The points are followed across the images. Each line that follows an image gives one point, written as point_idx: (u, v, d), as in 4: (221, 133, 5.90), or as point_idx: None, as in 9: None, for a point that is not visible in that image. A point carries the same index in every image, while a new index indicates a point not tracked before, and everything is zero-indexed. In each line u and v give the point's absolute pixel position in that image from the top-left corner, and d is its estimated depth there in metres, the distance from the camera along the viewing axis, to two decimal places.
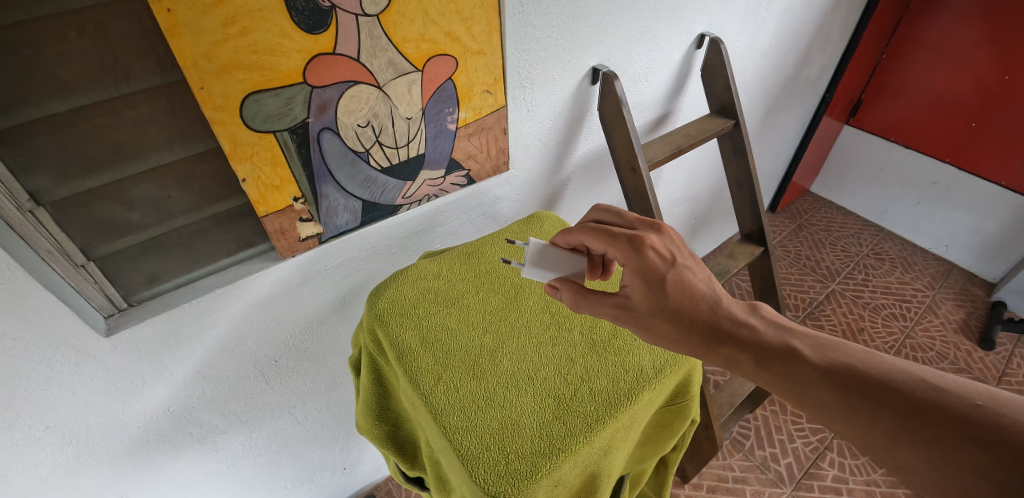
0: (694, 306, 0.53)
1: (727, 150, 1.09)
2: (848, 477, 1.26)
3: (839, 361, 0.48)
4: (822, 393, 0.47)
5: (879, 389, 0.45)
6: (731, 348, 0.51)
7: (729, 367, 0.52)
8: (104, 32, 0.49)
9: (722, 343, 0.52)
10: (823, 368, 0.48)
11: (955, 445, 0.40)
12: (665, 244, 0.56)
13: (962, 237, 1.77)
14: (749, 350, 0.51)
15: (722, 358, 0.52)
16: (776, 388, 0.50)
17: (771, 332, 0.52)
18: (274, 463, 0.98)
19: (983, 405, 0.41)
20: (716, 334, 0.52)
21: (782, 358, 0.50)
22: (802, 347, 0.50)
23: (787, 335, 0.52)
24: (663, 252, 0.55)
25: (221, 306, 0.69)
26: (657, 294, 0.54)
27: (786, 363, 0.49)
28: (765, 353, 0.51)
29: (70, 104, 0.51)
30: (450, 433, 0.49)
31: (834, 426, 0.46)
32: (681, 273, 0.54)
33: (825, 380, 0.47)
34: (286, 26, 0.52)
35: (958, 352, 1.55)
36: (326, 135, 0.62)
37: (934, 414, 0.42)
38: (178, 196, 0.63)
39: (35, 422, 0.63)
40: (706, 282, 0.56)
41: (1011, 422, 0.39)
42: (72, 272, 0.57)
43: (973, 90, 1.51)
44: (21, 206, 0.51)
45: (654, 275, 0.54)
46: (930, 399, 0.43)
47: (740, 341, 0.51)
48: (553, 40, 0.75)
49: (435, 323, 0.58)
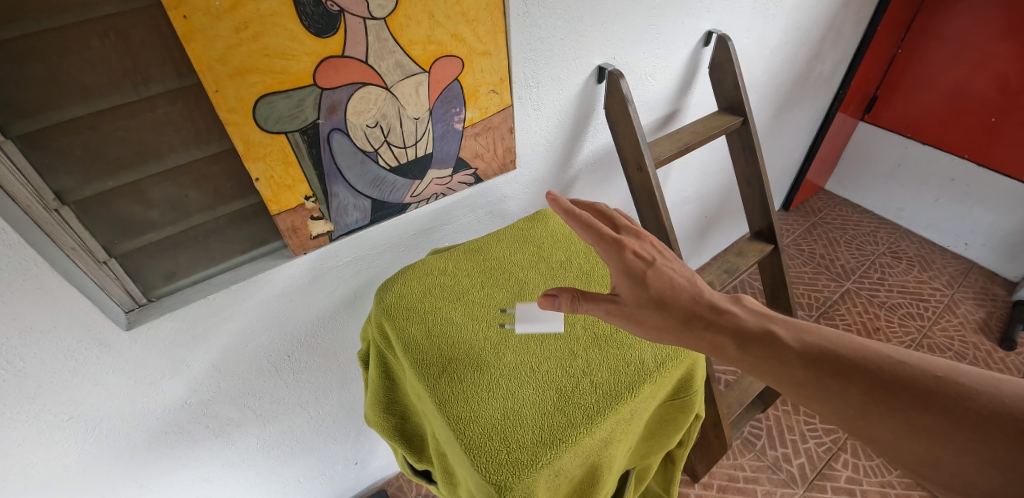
0: (676, 300, 0.54)
1: (736, 147, 1.08)
2: (862, 478, 1.25)
3: (813, 343, 0.50)
4: (799, 373, 0.48)
5: (849, 365, 0.47)
6: (716, 333, 0.52)
7: (716, 355, 0.53)
8: (125, 39, 0.52)
9: (706, 328, 0.53)
10: (799, 350, 0.49)
11: (921, 413, 0.43)
12: (645, 247, 0.57)
13: (983, 234, 1.73)
14: (732, 336, 0.52)
15: (708, 344, 0.52)
16: (759, 371, 0.51)
17: (752, 318, 0.53)
18: (288, 456, 1.01)
19: (942, 375, 0.44)
20: (702, 321, 0.53)
21: (761, 341, 0.51)
22: (781, 332, 0.52)
23: (768, 322, 0.53)
24: (644, 254, 0.56)
25: (236, 301, 0.71)
26: (640, 292, 0.54)
27: (766, 348, 0.51)
28: (747, 337, 0.52)
29: (93, 108, 0.54)
30: (453, 422, 0.50)
31: (812, 406, 0.48)
32: (662, 271, 0.55)
33: (800, 360, 0.49)
34: (297, 30, 0.54)
35: (978, 352, 1.51)
36: (336, 135, 0.64)
37: (901, 387, 0.44)
38: (195, 195, 0.65)
39: (60, 412, 0.66)
40: (685, 275, 0.56)
41: (968, 389, 0.42)
42: (95, 268, 0.60)
43: (992, 85, 1.47)
44: (47, 204, 0.54)
45: (638, 271, 0.54)
46: (897, 372, 0.45)
47: (722, 325, 0.53)
48: (557, 39, 0.76)
49: (439, 317, 0.60)
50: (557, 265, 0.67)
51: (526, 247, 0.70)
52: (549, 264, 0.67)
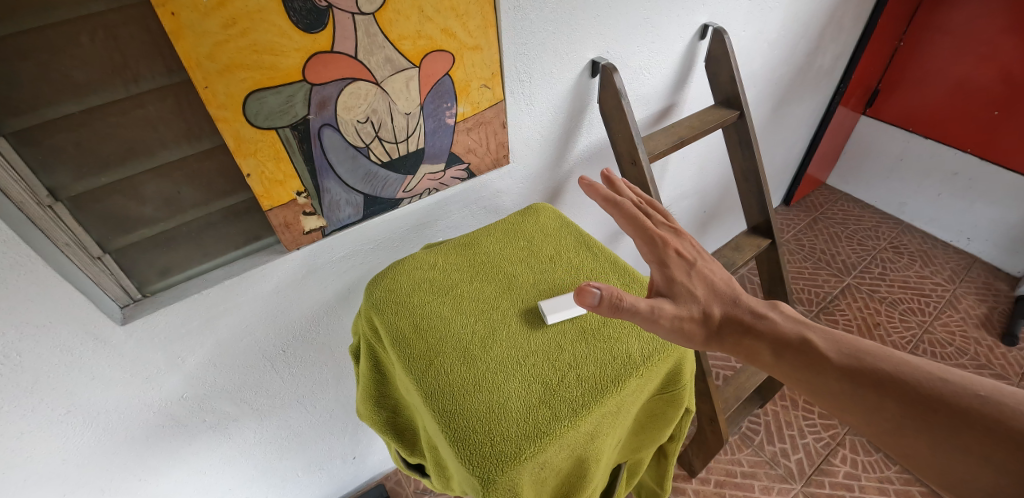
0: (715, 305, 0.59)
1: (732, 141, 1.08)
2: (860, 473, 1.24)
3: (850, 353, 0.53)
4: (833, 384, 0.52)
5: (886, 379, 0.50)
6: (752, 339, 0.57)
7: (752, 361, 0.58)
8: (114, 36, 0.52)
9: (744, 333, 0.57)
10: (835, 361, 0.53)
11: (958, 432, 0.45)
12: (687, 247, 0.62)
13: (985, 229, 1.71)
14: (769, 342, 0.57)
15: (744, 349, 0.57)
16: (793, 378, 0.55)
17: (789, 325, 0.58)
18: (286, 450, 1.02)
19: (986, 395, 0.46)
20: (740, 326, 0.58)
21: (797, 349, 0.55)
22: (816, 339, 0.55)
23: (804, 329, 0.57)
24: (685, 253, 0.61)
25: (230, 296, 0.72)
26: (682, 294, 0.58)
27: (801, 356, 0.54)
28: (782, 344, 0.56)
29: (85, 105, 0.54)
30: (439, 415, 0.50)
31: (846, 416, 0.51)
32: (701, 273, 0.60)
33: (837, 371, 0.52)
34: (285, 26, 0.54)
35: (979, 348, 1.50)
36: (326, 130, 0.64)
37: (940, 403, 0.47)
38: (187, 191, 0.66)
39: (58, 406, 0.67)
40: (722, 278, 0.62)
41: (1011, 410, 0.44)
42: (89, 263, 0.61)
43: (995, 78, 1.46)
44: (41, 201, 0.55)
45: (680, 275, 0.59)
46: (937, 390, 0.47)
47: (759, 332, 0.57)
48: (549, 33, 0.76)
49: (428, 311, 0.60)
50: (547, 259, 0.67)
51: (517, 242, 0.70)
52: (539, 258, 0.67)
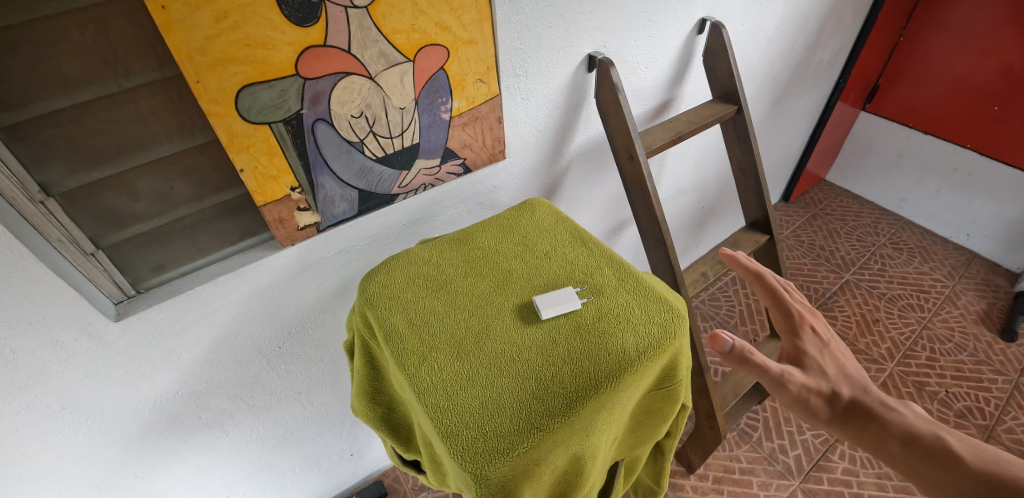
0: (847, 387, 0.60)
1: (731, 137, 1.07)
2: (859, 469, 1.24)
3: (989, 460, 0.50)
4: (967, 487, 0.50)
5: None
6: (876, 428, 0.57)
7: (875, 450, 0.57)
8: (104, 30, 0.52)
9: (869, 421, 0.57)
10: (971, 465, 0.51)
11: None
12: (823, 328, 0.65)
13: (985, 225, 1.71)
14: (898, 435, 0.56)
15: (869, 438, 0.57)
16: (920, 475, 0.53)
17: (922, 423, 0.56)
18: (283, 447, 1.02)
19: None
20: (865, 412, 0.58)
21: (928, 446, 0.54)
22: (953, 442, 0.53)
23: (940, 430, 0.55)
24: (819, 332, 0.64)
25: (225, 292, 0.71)
26: (813, 368, 0.61)
27: (932, 454, 0.53)
28: (912, 437, 0.55)
29: (76, 100, 0.54)
30: (433, 412, 0.50)
31: None
32: (835, 354, 0.63)
33: (970, 475, 0.50)
34: (277, 20, 0.54)
35: (978, 344, 1.50)
36: (320, 125, 0.63)
37: None
38: (180, 187, 0.65)
39: (53, 403, 0.67)
40: (856, 364, 0.63)
41: None
42: (83, 260, 0.60)
43: (996, 73, 1.45)
44: (33, 197, 0.54)
45: (813, 351, 0.62)
46: None
47: (887, 422, 0.57)
48: (545, 27, 0.75)
49: (422, 307, 0.60)
50: (542, 254, 0.66)
51: (511, 237, 0.69)
52: (534, 253, 0.67)
